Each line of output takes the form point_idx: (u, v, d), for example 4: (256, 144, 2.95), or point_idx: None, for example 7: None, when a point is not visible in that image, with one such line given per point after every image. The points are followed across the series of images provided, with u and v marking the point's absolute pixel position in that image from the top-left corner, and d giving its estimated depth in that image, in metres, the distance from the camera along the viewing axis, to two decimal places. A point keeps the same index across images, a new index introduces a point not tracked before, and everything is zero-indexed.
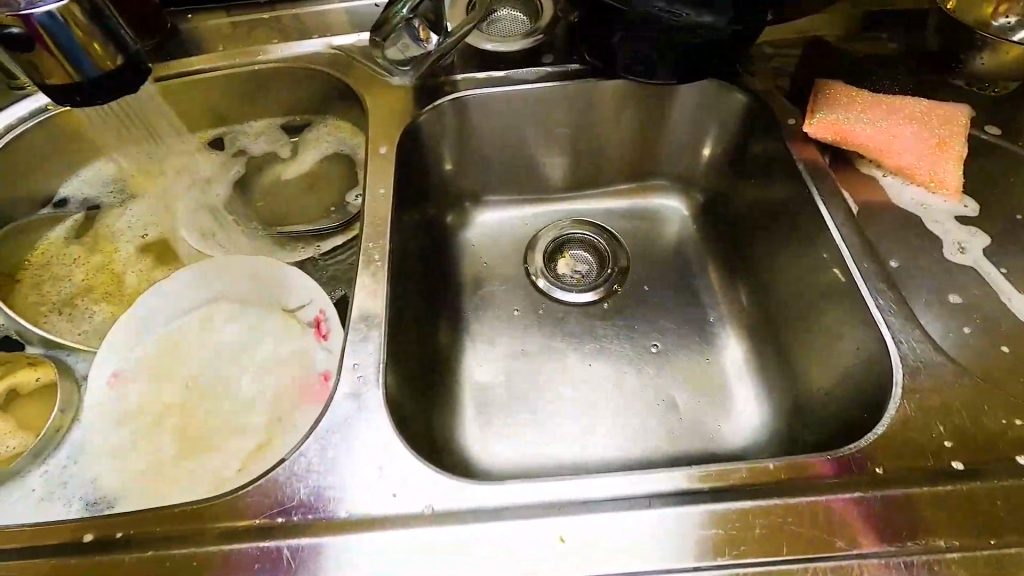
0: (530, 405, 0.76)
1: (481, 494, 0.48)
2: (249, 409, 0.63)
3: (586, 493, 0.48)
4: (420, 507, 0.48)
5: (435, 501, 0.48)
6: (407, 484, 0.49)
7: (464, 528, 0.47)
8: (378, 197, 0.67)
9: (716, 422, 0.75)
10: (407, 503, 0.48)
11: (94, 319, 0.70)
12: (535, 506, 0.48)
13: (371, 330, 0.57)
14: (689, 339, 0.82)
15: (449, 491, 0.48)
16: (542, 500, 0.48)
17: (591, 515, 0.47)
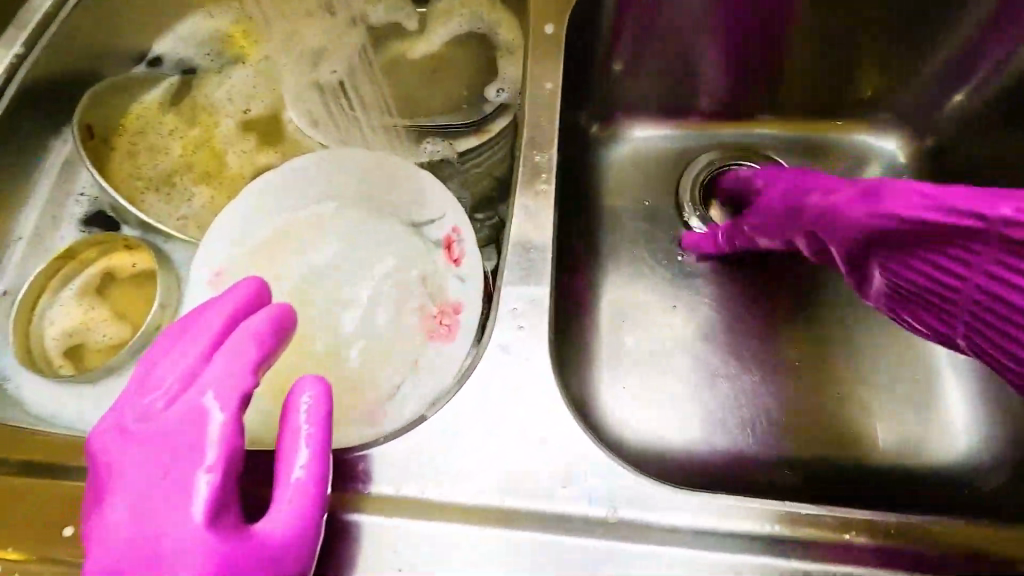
0: (675, 373, 0.64)
1: (670, 506, 0.38)
2: (369, 335, 0.54)
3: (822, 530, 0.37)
4: (604, 510, 0.38)
5: (621, 503, 0.38)
6: (588, 478, 0.39)
7: (661, 546, 0.37)
8: (544, 90, 0.51)
9: (909, 429, 0.61)
10: (587, 501, 0.38)
11: (193, 203, 0.61)
12: (752, 536, 0.38)
13: (534, 266, 0.44)
14: (883, 320, 0.65)
15: (631, 495, 0.38)
16: (765, 529, 0.38)
17: (820, 557, 0.37)
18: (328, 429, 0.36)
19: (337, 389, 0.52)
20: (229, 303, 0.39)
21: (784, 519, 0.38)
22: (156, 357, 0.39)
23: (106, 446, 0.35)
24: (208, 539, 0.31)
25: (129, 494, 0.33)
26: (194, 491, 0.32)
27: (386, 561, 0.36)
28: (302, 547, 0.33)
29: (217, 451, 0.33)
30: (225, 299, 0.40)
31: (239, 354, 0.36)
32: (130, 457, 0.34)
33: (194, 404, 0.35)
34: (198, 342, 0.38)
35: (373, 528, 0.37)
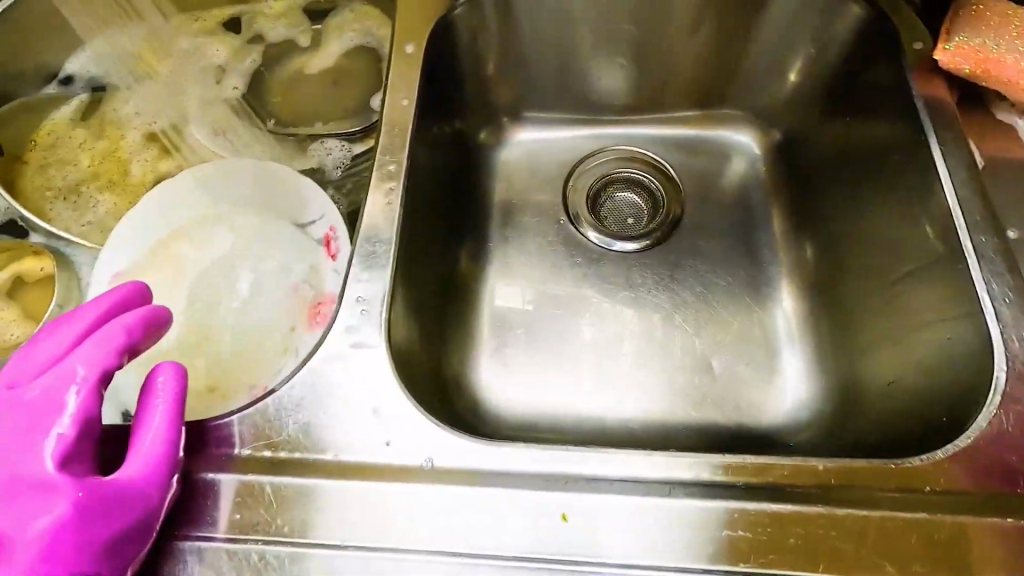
0: (550, 351, 0.70)
1: (481, 456, 0.44)
2: (254, 326, 0.60)
3: (605, 469, 0.43)
4: (420, 460, 0.44)
5: (436, 454, 0.44)
6: (406, 434, 0.45)
7: (467, 488, 0.43)
8: (400, 103, 0.58)
9: (757, 391, 0.67)
10: (404, 453, 0.44)
11: (99, 209, 0.66)
12: (550, 476, 0.43)
13: (380, 257, 0.51)
14: (739, 296, 0.72)
15: (452, 448, 0.44)
16: (559, 470, 0.44)
17: (604, 491, 0.43)
18: (180, 401, 0.43)
19: (221, 376, 0.57)
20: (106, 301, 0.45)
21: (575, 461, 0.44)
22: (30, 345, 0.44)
23: None
24: (59, 482, 0.37)
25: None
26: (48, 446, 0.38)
27: (233, 513, 0.42)
28: (147, 492, 0.39)
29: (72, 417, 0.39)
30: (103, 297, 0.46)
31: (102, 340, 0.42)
32: None
33: (57, 377, 0.40)
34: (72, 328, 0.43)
35: (224, 486, 0.43)
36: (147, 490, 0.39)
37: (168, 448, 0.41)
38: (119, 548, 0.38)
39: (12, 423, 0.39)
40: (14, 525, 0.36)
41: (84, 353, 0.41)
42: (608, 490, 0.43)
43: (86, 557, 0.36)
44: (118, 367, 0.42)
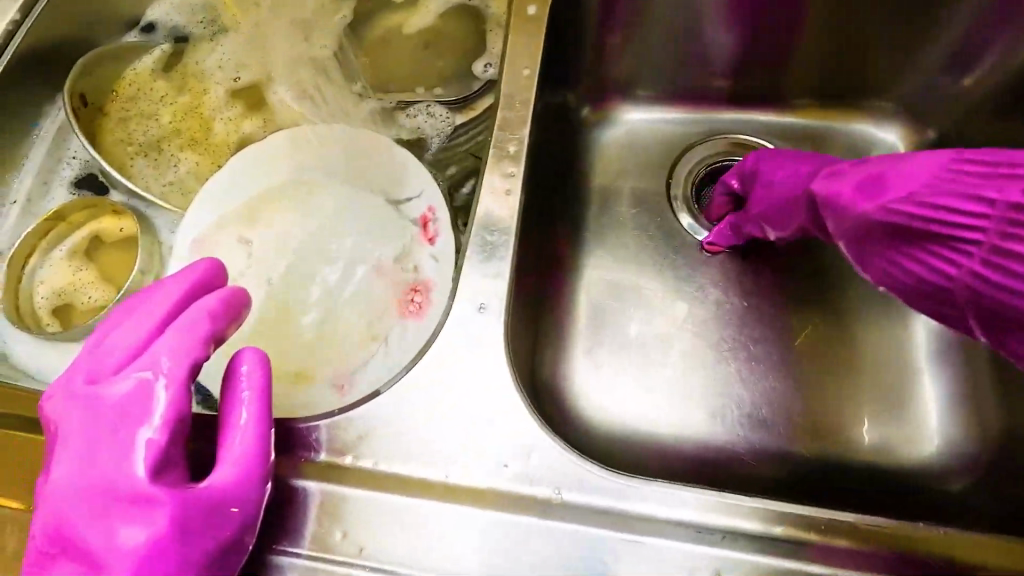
0: (649, 360, 0.64)
1: (615, 492, 0.39)
2: (342, 310, 0.55)
3: (756, 522, 0.39)
4: (548, 492, 0.39)
5: (564, 485, 0.39)
6: (532, 460, 0.39)
7: (600, 529, 0.38)
8: (521, 73, 0.51)
9: (881, 427, 0.60)
10: (530, 483, 0.39)
11: (180, 168, 0.62)
12: (693, 525, 0.38)
13: (497, 249, 0.45)
14: (866, 315, 0.64)
15: (577, 477, 0.39)
16: (706, 518, 0.39)
17: (761, 552, 0.38)
18: (267, 397, 0.38)
19: (305, 361, 0.53)
20: (186, 281, 0.41)
21: (721, 508, 0.39)
22: (108, 327, 0.40)
23: (58, 407, 0.37)
24: (152, 491, 0.33)
25: (78, 451, 0.34)
26: (138, 451, 0.34)
27: (331, 526, 0.38)
28: (243, 502, 0.35)
29: (162, 417, 0.35)
30: (183, 275, 0.41)
31: (187, 328, 0.37)
32: (75, 422, 0.35)
33: (141, 371, 0.36)
34: (149, 313, 0.39)
35: (322, 494, 0.39)
36: (243, 498, 0.35)
37: (261, 451, 0.37)
38: (218, 562, 0.34)
39: (97, 419, 0.35)
40: (108, 537, 0.33)
41: (170, 343, 0.37)
42: (739, 546, 0.38)
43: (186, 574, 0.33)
44: (204, 360, 0.37)
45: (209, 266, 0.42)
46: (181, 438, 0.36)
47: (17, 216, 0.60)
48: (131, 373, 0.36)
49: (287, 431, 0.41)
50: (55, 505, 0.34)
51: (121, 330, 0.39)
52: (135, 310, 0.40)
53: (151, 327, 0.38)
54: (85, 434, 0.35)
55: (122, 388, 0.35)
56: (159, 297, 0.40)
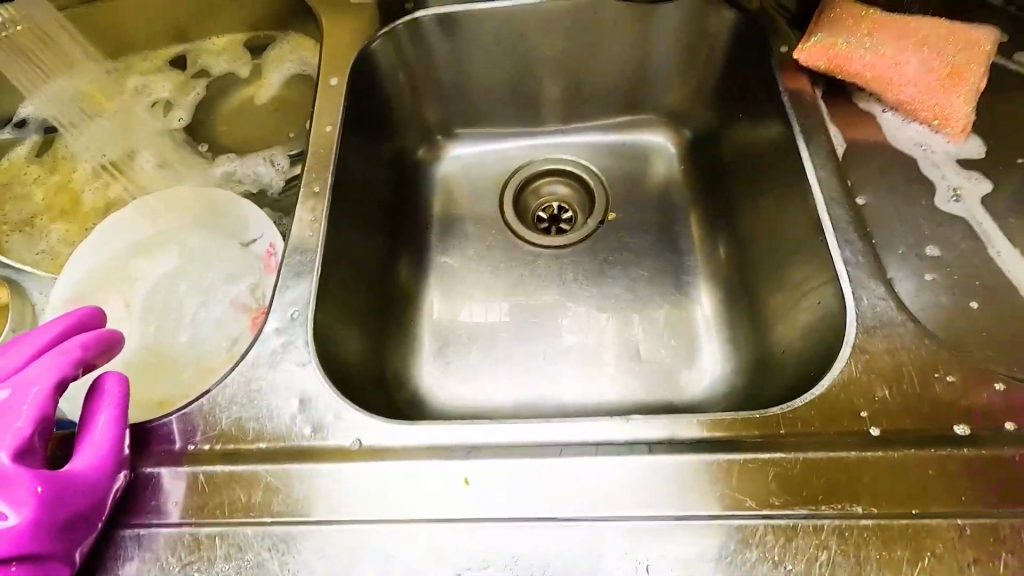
0: (491, 347, 0.75)
1: (403, 434, 0.48)
2: (199, 339, 0.63)
3: (569, 434, 0.47)
4: (347, 441, 0.48)
5: (364, 435, 0.48)
6: (335, 418, 0.49)
7: (388, 463, 0.47)
8: (325, 128, 0.64)
9: (678, 371, 0.72)
10: (335, 436, 0.48)
11: (51, 238, 0.70)
12: (468, 447, 0.47)
13: (305, 263, 0.55)
14: (660, 284, 0.78)
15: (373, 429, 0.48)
16: (489, 440, 0.47)
17: (578, 454, 0.46)
18: (126, 404, 0.47)
19: (170, 386, 0.60)
20: (70, 316, 0.50)
21: (501, 429, 0.48)
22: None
23: None
24: (11, 469, 0.41)
25: None
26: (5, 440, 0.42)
27: (167, 501, 0.46)
28: (93, 481, 0.43)
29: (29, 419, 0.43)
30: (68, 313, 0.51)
31: (59, 352, 0.46)
32: None
33: (20, 382, 0.45)
34: (37, 341, 0.48)
35: (161, 477, 0.47)
36: (93, 480, 0.43)
37: (114, 440, 0.45)
38: (65, 530, 0.41)
39: None
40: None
41: (46, 362, 0.46)
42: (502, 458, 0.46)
43: (34, 538, 0.39)
44: (75, 373, 0.46)
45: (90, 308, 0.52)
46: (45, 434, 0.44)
47: None
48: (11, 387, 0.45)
49: (140, 432, 0.49)
50: None
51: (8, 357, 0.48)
52: (21, 340, 0.49)
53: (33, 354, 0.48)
54: None
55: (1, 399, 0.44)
56: (43, 330, 0.49)
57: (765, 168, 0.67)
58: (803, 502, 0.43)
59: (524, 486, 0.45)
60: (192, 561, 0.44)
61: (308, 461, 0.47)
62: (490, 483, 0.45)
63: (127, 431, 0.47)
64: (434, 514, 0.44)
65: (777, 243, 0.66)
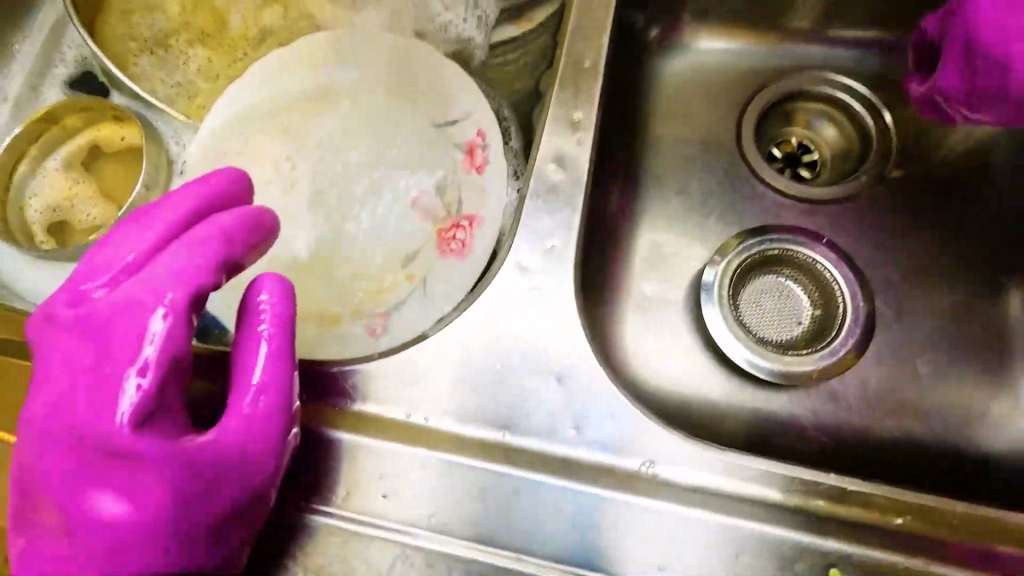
0: (722, 316, 0.55)
1: (710, 470, 0.35)
2: (368, 245, 0.48)
3: (934, 521, 0.35)
4: (637, 464, 0.34)
5: (657, 459, 0.35)
6: (614, 427, 0.35)
7: (687, 507, 0.34)
8: None
9: (971, 408, 0.53)
10: (618, 455, 0.34)
11: (190, 68, 0.54)
12: (791, 512, 0.35)
13: (566, 177, 0.38)
14: (958, 285, 0.57)
15: (665, 447, 0.34)
16: (817, 505, 0.35)
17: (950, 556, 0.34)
18: (290, 334, 0.32)
19: (333, 299, 0.46)
20: (196, 192, 0.34)
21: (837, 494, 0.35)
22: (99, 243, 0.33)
23: (39, 332, 0.31)
24: (138, 446, 0.28)
25: (62, 388, 0.29)
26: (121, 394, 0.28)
27: (372, 484, 0.34)
28: (247, 466, 0.30)
29: (158, 354, 0.28)
30: (194, 184, 0.34)
31: (194, 251, 0.31)
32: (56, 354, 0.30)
33: (134, 296, 0.29)
34: (150, 227, 0.32)
35: (363, 448, 0.34)
36: (245, 468, 0.30)
37: (274, 408, 0.31)
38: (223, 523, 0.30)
39: (85, 350, 0.29)
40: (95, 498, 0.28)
41: (176, 267, 0.30)
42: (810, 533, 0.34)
43: (176, 547, 0.28)
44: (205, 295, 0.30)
45: (224, 181, 0.35)
46: (175, 386, 0.30)
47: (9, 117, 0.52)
48: (128, 296, 0.29)
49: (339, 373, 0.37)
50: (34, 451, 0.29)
51: (113, 247, 0.32)
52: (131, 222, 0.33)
53: (149, 245, 0.32)
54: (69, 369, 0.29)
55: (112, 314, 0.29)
56: (165, 211, 0.33)
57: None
58: None
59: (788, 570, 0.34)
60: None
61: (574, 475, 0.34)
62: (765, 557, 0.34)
63: (293, 378, 0.32)
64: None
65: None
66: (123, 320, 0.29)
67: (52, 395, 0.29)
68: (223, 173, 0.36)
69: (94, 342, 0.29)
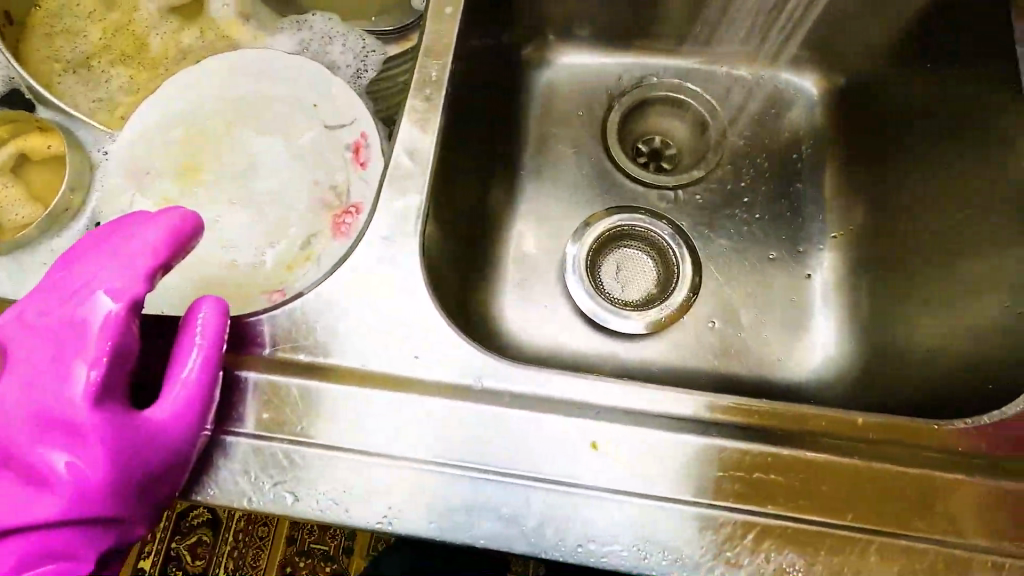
0: (579, 279, 0.67)
1: (528, 381, 0.42)
2: (264, 230, 0.56)
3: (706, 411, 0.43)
4: (470, 379, 0.42)
5: (486, 375, 0.42)
6: (451, 355, 0.43)
7: (503, 408, 0.42)
8: (444, 10, 0.51)
9: (786, 345, 0.66)
10: (458, 373, 0.42)
11: (112, 85, 0.61)
12: (585, 406, 0.42)
13: (414, 168, 0.47)
14: (777, 249, 0.69)
15: (496, 366, 0.43)
16: (603, 401, 0.42)
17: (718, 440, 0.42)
18: (221, 344, 0.39)
19: (237, 275, 0.54)
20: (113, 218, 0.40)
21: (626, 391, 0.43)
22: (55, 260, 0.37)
23: (6, 329, 0.35)
24: (87, 425, 0.33)
25: (23, 376, 0.33)
26: (177, 348, 0.38)
27: (260, 409, 0.41)
28: (168, 450, 0.35)
29: (106, 349, 0.33)
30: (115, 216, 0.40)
31: (111, 258, 0.36)
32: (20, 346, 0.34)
33: (82, 306, 0.34)
34: (73, 256, 0.37)
35: (252, 381, 0.42)
36: (165, 447, 0.35)
37: (197, 398, 0.37)
38: (140, 495, 0.35)
39: (49, 342, 0.33)
40: (41, 467, 0.32)
41: (123, 280, 0.35)
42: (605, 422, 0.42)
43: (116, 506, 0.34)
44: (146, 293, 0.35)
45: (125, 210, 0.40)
46: (209, 398, 0.38)
47: None
48: (85, 302, 0.34)
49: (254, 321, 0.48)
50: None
51: (72, 261, 0.36)
52: (83, 246, 0.37)
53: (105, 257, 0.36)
54: (28, 357, 0.33)
55: (63, 317, 0.34)
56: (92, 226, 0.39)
57: (964, 151, 0.59)
58: (972, 527, 0.41)
59: (581, 451, 0.41)
60: (273, 478, 0.40)
61: (422, 393, 0.42)
62: (555, 435, 0.41)
63: (218, 377, 0.39)
64: (501, 470, 0.40)
65: (968, 231, 0.57)
66: (77, 326, 0.33)
67: (14, 380, 0.34)
68: (131, 215, 0.39)
69: (57, 339, 0.33)
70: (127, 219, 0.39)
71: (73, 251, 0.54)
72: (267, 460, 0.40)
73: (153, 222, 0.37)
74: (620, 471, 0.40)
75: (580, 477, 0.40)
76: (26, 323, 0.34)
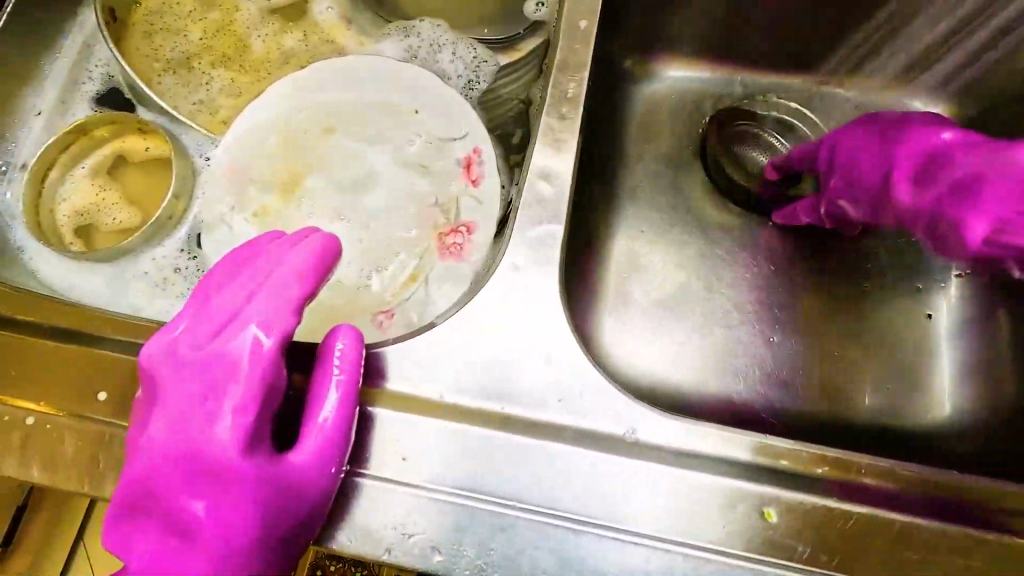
0: (683, 308, 0.65)
1: (686, 436, 0.37)
2: (371, 246, 0.53)
3: (903, 484, 0.36)
4: (622, 429, 0.38)
5: (639, 425, 0.38)
6: (598, 401, 0.39)
7: (660, 465, 0.37)
8: (579, 24, 0.48)
9: (905, 390, 0.61)
10: (606, 422, 0.38)
11: (213, 88, 0.59)
12: (754, 469, 0.37)
13: (550, 193, 0.44)
14: (894, 285, 0.65)
15: (648, 416, 0.38)
16: (776, 464, 0.37)
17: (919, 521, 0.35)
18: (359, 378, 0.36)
19: (343, 293, 0.51)
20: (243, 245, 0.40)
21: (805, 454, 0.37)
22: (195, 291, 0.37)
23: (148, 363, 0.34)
24: (238, 467, 0.32)
25: (172, 414, 0.33)
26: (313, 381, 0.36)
27: (393, 450, 0.37)
28: (310, 495, 0.34)
29: (258, 386, 0.33)
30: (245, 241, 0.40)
31: (256, 291, 0.35)
32: (168, 383, 0.33)
33: (233, 341, 0.33)
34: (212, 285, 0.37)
35: (383, 419, 0.38)
36: (307, 492, 0.34)
37: (338, 439, 0.35)
38: (282, 544, 0.33)
39: (200, 379, 0.33)
40: (191, 511, 0.31)
41: (270, 313, 0.34)
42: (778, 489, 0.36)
43: (260, 555, 0.32)
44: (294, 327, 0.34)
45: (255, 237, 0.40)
46: (349, 439, 0.35)
47: (39, 129, 0.56)
48: (234, 336, 0.34)
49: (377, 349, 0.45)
50: (131, 468, 0.33)
51: (214, 292, 0.36)
52: (222, 276, 0.37)
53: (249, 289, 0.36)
54: (178, 395, 0.33)
55: (214, 353, 0.33)
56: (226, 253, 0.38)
57: None
58: None
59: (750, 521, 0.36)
60: (410, 529, 0.36)
61: (566, 441, 0.38)
62: (719, 500, 0.36)
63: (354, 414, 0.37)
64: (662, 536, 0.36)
65: None
66: (230, 363, 0.33)
67: (161, 419, 0.33)
68: (263, 241, 0.39)
69: (208, 376, 0.33)
70: (261, 246, 0.38)
71: (175, 261, 0.52)
72: (402, 508, 0.36)
73: (292, 252, 0.37)
74: (797, 547, 0.35)
75: (750, 549, 0.35)
76: (173, 359, 0.34)
